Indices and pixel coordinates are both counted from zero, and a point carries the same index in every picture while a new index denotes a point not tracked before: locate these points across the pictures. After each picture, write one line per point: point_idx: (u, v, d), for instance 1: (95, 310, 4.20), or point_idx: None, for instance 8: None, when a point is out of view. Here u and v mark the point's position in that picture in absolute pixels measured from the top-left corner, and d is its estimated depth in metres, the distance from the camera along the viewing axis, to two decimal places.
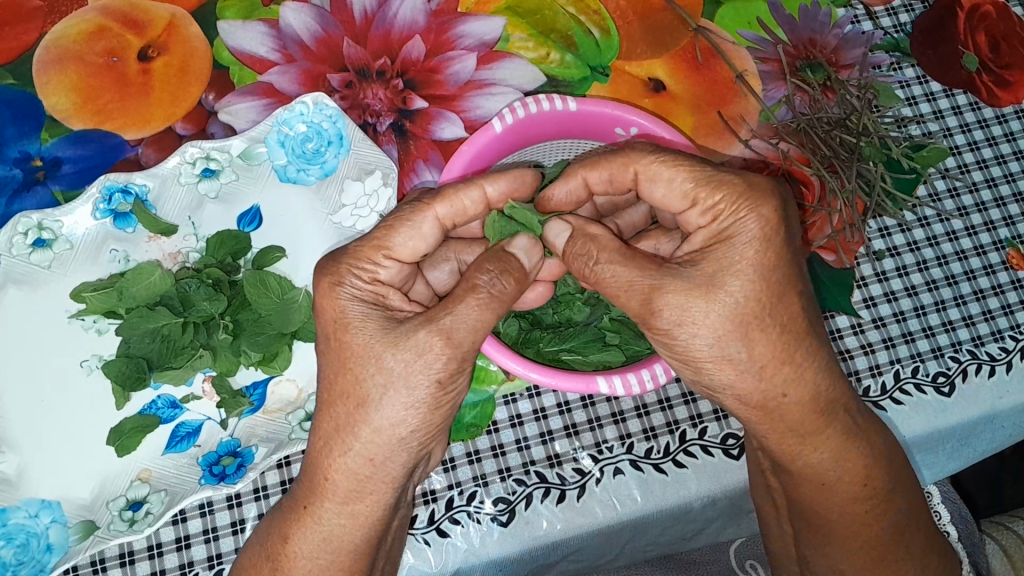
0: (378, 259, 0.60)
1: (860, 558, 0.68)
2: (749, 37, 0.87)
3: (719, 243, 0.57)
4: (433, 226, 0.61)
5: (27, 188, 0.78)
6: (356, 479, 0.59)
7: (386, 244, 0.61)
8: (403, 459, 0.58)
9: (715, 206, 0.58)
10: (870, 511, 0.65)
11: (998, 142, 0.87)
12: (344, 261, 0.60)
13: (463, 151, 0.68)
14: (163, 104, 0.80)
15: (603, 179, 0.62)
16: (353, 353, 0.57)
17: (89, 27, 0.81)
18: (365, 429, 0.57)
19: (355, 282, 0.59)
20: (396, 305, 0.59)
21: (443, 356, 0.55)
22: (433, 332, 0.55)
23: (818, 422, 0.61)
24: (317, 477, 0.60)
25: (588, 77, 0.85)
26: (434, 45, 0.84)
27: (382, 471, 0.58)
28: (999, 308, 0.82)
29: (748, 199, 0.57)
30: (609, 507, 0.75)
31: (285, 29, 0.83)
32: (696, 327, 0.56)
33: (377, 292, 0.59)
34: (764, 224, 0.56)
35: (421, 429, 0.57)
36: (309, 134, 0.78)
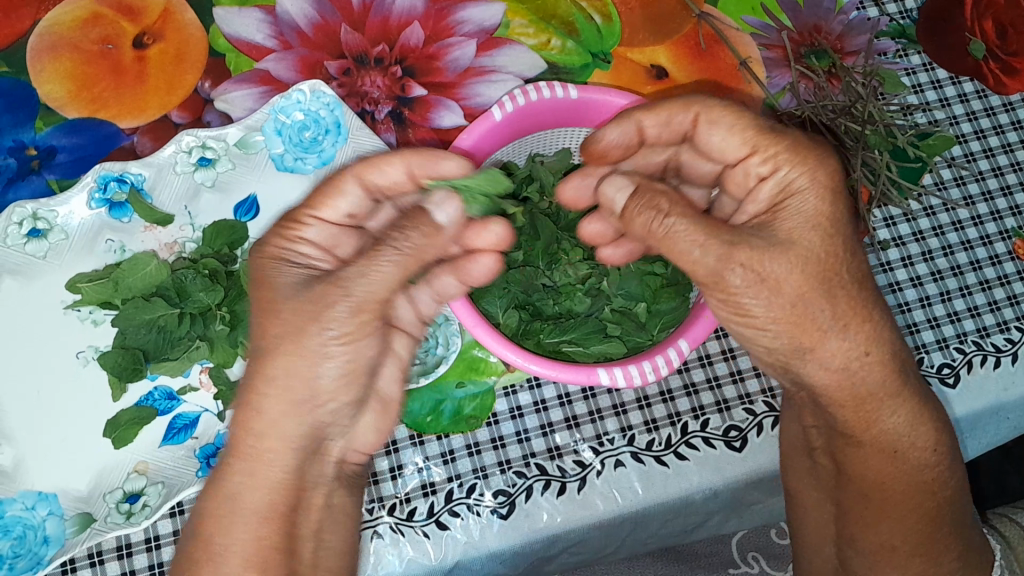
0: (306, 220, 0.60)
1: (913, 533, 0.63)
2: (753, 23, 0.86)
3: (789, 197, 0.58)
4: (353, 188, 0.61)
5: (22, 177, 0.77)
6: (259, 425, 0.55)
7: (314, 206, 0.60)
8: (297, 419, 0.56)
9: (776, 155, 0.59)
10: (935, 478, 0.63)
11: (1004, 131, 0.86)
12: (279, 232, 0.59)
13: (464, 138, 0.67)
14: (160, 91, 0.79)
15: (659, 124, 0.63)
16: (277, 311, 0.55)
17: (84, 13, 0.80)
18: (286, 401, 0.55)
19: (288, 248, 0.58)
20: (316, 262, 0.58)
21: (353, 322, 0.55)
22: (329, 283, 0.55)
23: (893, 385, 0.60)
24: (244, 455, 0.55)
25: (590, 64, 0.83)
26: (433, 32, 0.82)
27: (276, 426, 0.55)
28: (1004, 298, 0.81)
29: (809, 153, 0.58)
30: (610, 499, 0.74)
31: (282, 16, 0.82)
32: (779, 283, 0.55)
33: (297, 250, 0.58)
34: (830, 174, 0.58)
35: (349, 367, 0.57)
36: (306, 123, 0.77)
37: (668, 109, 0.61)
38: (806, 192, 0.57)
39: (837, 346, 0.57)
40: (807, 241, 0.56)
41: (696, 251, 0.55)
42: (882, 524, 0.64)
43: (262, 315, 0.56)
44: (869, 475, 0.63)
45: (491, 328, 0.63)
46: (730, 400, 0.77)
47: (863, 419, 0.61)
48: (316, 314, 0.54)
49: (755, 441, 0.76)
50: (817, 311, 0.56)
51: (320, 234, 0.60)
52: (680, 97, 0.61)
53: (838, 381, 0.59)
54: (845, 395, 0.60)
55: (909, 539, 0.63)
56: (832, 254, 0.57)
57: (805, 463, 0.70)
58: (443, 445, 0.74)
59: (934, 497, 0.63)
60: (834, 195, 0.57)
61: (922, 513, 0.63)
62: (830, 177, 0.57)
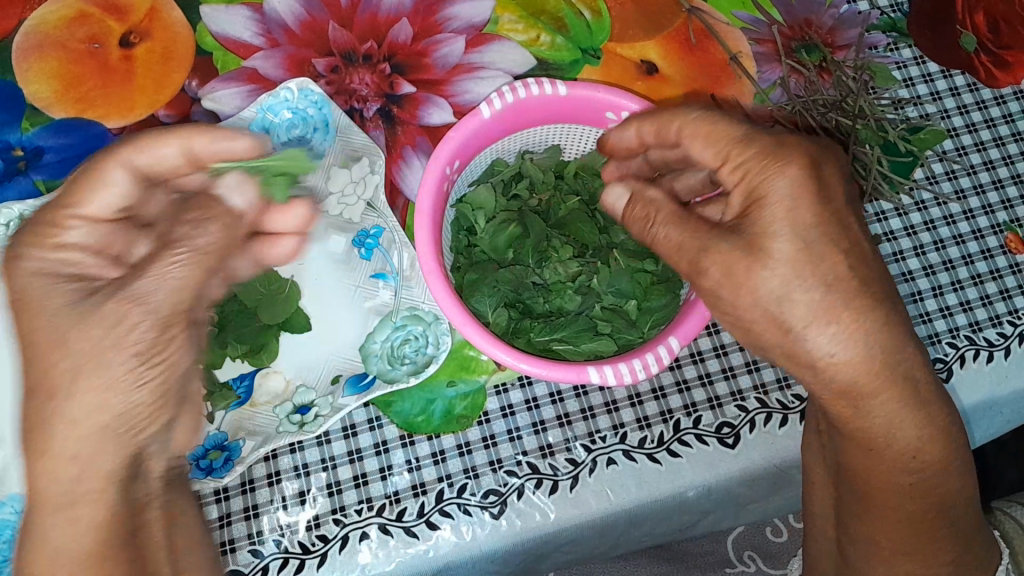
0: (65, 221, 0.55)
1: (903, 543, 0.62)
2: (743, 17, 0.85)
3: (755, 205, 0.54)
4: (121, 170, 0.58)
5: (8, 178, 0.76)
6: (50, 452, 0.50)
7: (71, 205, 0.56)
8: (110, 448, 0.51)
9: (744, 163, 0.55)
10: (914, 483, 0.59)
11: (996, 124, 0.86)
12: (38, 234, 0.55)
13: (452, 138, 0.66)
14: (147, 91, 0.79)
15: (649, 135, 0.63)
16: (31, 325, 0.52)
17: (71, 13, 0.79)
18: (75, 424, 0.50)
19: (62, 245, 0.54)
20: (93, 272, 0.55)
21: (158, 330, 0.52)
22: (120, 300, 0.51)
23: (873, 386, 0.54)
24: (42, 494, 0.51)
25: (580, 60, 0.83)
26: (422, 29, 0.82)
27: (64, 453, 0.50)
28: (997, 292, 0.81)
29: (780, 156, 0.54)
30: (603, 497, 0.74)
31: (270, 13, 0.81)
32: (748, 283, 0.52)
33: (78, 262, 0.55)
34: (794, 184, 0.53)
35: (123, 387, 0.51)
36: (294, 121, 0.76)
37: (648, 123, 0.61)
38: (768, 200, 0.53)
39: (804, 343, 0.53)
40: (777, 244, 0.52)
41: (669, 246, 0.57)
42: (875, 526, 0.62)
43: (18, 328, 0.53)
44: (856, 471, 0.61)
45: (480, 327, 0.62)
46: (722, 396, 0.77)
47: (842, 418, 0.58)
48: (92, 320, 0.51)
49: (748, 437, 0.76)
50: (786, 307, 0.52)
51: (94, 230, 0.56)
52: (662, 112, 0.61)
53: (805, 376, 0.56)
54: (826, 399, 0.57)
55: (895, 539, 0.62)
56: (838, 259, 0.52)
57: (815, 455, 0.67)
58: (434, 444, 0.74)
59: (922, 496, 0.60)
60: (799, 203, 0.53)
61: (911, 510, 0.60)
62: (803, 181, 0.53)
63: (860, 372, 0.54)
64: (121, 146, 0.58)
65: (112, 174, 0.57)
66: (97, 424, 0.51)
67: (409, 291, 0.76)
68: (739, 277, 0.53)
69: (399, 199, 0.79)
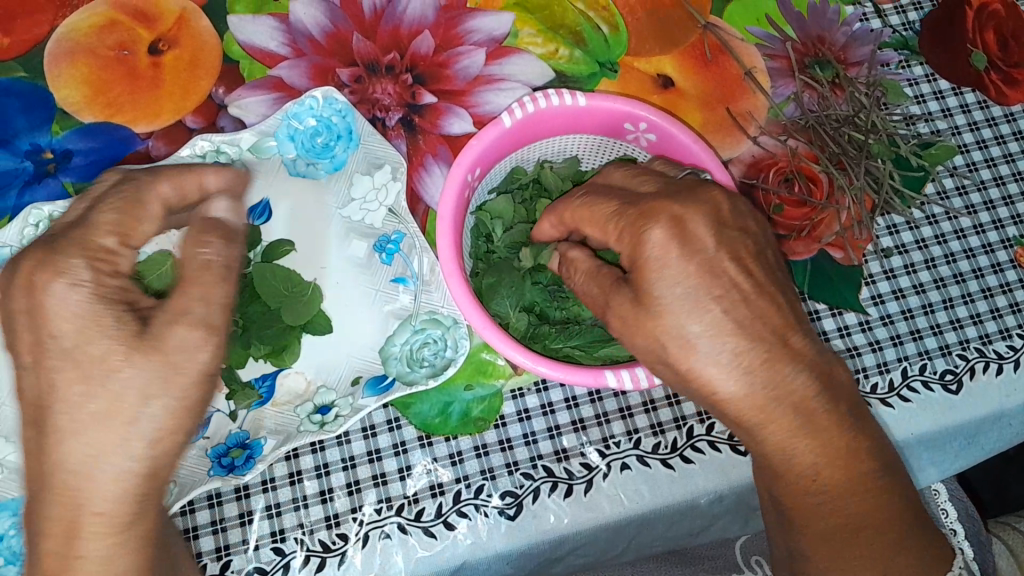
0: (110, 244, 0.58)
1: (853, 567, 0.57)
2: (757, 33, 0.87)
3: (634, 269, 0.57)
4: (156, 204, 0.63)
5: (38, 180, 0.78)
6: (77, 471, 0.52)
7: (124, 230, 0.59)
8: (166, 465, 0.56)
9: (619, 231, 0.59)
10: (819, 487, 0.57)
11: (1006, 141, 0.88)
12: (73, 246, 0.56)
13: (474, 145, 0.67)
14: (174, 97, 0.81)
15: (553, 223, 0.66)
16: (53, 353, 0.53)
17: (101, 20, 0.81)
18: (138, 443, 0.54)
19: (95, 275, 0.55)
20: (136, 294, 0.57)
21: (204, 344, 0.56)
22: (191, 325, 0.55)
23: (757, 417, 0.57)
24: (69, 514, 0.53)
25: (597, 73, 0.85)
26: (443, 41, 0.84)
27: (99, 468, 0.53)
28: (1006, 306, 0.82)
29: (635, 221, 0.57)
30: (616, 501, 0.75)
31: (295, 23, 0.83)
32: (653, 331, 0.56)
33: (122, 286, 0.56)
34: (655, 241, 0.56)
35: (178, 409, 0.55)
36: (319, 129, 0.78)
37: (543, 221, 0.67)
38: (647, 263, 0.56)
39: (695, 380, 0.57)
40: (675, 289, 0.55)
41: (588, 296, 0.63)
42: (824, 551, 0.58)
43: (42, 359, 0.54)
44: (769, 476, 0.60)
45: (501, 330, 0.64)
46: None
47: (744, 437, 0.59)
48: (140, 338, 0.54)
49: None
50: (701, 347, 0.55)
51: (128, 258, 0.59)
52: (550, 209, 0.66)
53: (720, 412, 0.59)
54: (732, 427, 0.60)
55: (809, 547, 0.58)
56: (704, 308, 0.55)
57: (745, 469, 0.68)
58: (451, 446, 0.75)
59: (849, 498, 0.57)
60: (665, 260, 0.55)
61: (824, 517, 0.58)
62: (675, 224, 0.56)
63: (741, 397, 0.56)
64: (160, 180, 0.63)
65: (149, 207, 0.62)
66: (161, 442, 0.55)
67: (429, 296, 0.77)
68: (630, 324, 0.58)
69: (419, 206, 0.81)
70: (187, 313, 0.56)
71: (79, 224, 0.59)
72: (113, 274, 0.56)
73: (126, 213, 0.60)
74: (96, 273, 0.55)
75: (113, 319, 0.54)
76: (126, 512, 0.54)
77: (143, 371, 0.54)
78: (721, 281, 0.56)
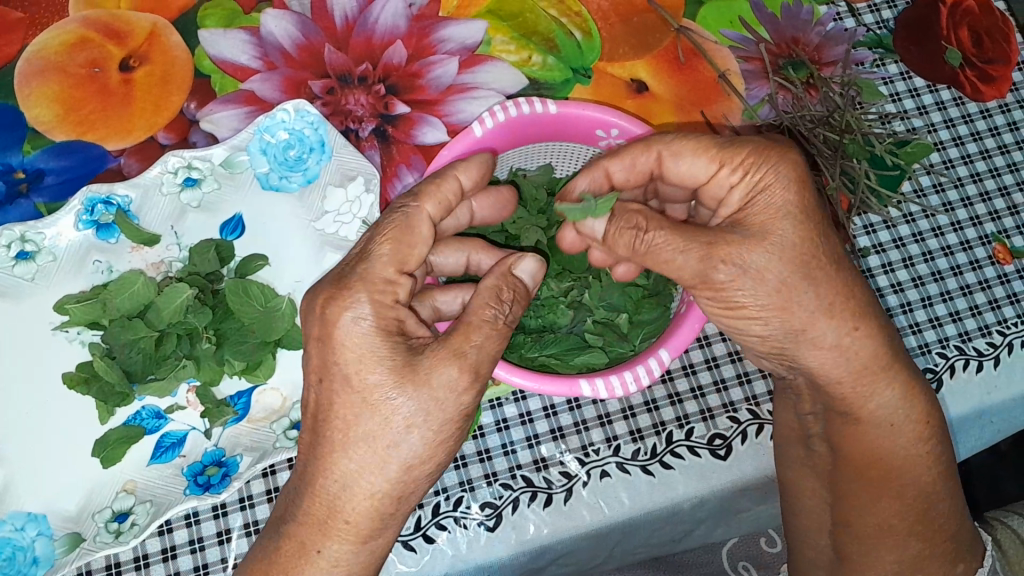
0: (396, 277, 0.56)
1: (908, 511, 0.64)
2: (731, 36, 0.87)
3: (758, 193, 0.58)
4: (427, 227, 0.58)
5: (10, 200, 0.78)
6: (334, 487, 0.56)
7: (405, 255, 0.57)
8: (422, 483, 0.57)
9: (742, 162, 0.59)
10: (930, 453, 0.64)
11: (983, 137, 0.87)
12: (359, 282, 0.55)
13: (445, 155, 0.67)
14: (146, 114, 0.80)
15: (625, 170, 0.63)
16: (338, 378, 0.55)
17: (72, 38, 0.81)
18: (394, 465, 0.55)
19: (377, 308, 0.54)
20: (411, 328, 0.56)
21: (461, 383, 0.54)
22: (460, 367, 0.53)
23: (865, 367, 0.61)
24: (324, 518, 0.56)
25: (571, 79, 0.84)
26: (415, 50, 0.84)
27: (354, 488, 0.55)
28: (986, 302, 0.82)
29: (769, 150, 0.59)
30: (597, 509, 0.75)
31: (266, 36, 0.83)
32: (762, 273, 0.57)
33: (391, 319, 0.55)
34: (794, 165, 0.58)
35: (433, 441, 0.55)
36: (291, 142, 0.78)
37: (629, 153, 0.62)
38: (774, 186, 0.58)
39: (827, 325, 0.59)
40: (784, 229, 0.57)
41: (680, 257, 0.57)
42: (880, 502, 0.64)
43: (344, 383, 0.54)
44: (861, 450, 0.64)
45: None
46: (714, 408, 0.78)
47: (860, 392, 0.62)
48: (410, 370, 0.54)
49: (740, 449, 0.77)
50: (802, 294, 0.58)
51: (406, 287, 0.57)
52: (639, 141, 0.62)
53: (833, 360, 0.60)
54: (849, 367, 0.61)
55: (911, 524, 0.64)
56: (806, 238, 0.57)
57: (799, 450, 0.69)
58: None
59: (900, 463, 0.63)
60: (802, 185, 0.58)
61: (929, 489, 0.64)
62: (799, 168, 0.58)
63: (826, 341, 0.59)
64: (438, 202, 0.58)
65: (422, 231, 0.58)
66: (413, 470, 0.56)
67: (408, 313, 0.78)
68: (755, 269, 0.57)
69: None
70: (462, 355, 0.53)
71: (363, 258, 0.56)
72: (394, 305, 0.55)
73: (400, 240, 0.57)
74: (377, 307, 0.54)
75: (387, 350, 0.54)
76: (368, 526, 0.57)
77: (413, 400, 0.54)
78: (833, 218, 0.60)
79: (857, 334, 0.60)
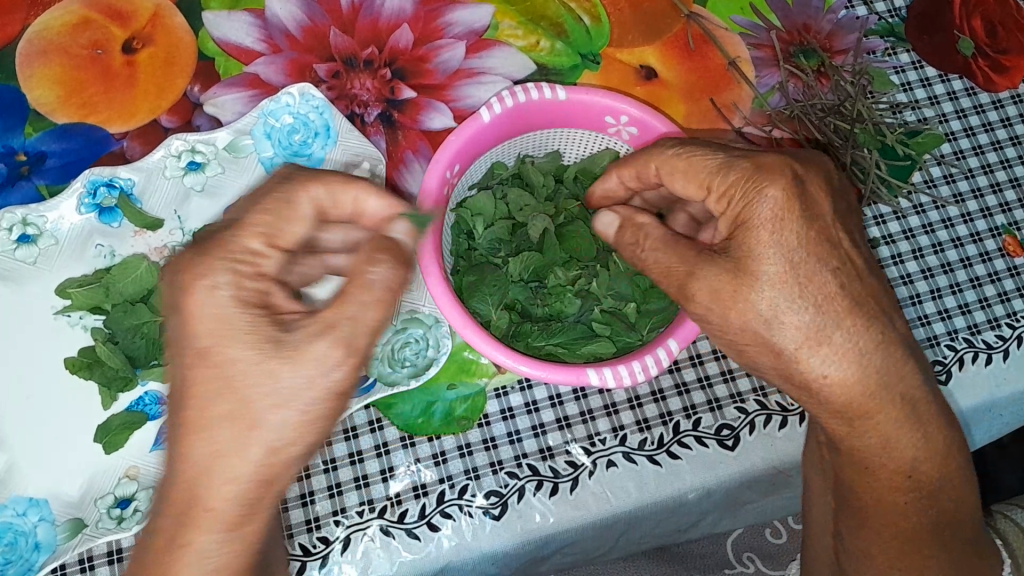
0: (257, 247, 0.53)
1: (887, 548, 0.62)
2: (742, 22, 0.86)
3: (740, 226, 0.56)
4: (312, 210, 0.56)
5: (11, 183, 0.77)
6: (200, 469, 0.50)
7: (268, 230, 0.54)
8: None
9: (728, 191, 0.57)
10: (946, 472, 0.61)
11: (994, 128, 0.86)
12: (214, 252, 0.52)
13: (451, 141, 0.66)
14: (149, 96, 0.79)
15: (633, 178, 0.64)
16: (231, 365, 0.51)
17: (74, 19, 0.80)
18: None
19: (235, 278, 0.52)
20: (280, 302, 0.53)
21: (341, 366, 0.52)
22: (333, 343, 0.51)
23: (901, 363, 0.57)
24: (184, 505, 0.51)
25: (579, 64, 0.84)
26: (422, 34, 0.82)
27: (221, 467, 0.50)
28: (995, 295, 0.81)
29: (757, 180, 0.56)
30: (603, 499, 0.74)
31: (271, 18, 0.82)
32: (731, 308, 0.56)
33: (258, 289, 0.52)
34: (777, 203, 0.55)
35: (302, 423, 0.52)
36: (296, 126, 0.77)
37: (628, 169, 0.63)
38: (756, 216, 0.55)
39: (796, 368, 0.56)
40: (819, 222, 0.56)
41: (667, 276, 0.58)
42: (865, 532, 0.62)
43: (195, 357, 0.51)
44: (853, 487, 0.62)
45: (481, 329, 0.62)
46: (722, 399, 0.77)
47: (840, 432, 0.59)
48: (277, 348, 0.51)
49: (797, 430, 0.77)
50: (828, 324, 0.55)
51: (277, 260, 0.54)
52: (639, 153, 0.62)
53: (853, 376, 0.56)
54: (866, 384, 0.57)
55: (890, 558, 0.61)
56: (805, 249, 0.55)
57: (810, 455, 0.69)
58: (435, 446, 0.74)
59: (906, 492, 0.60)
60: (782, 223, 0.55)
61: (917, 530, 0.61)
62: (781, 202, 0.55)
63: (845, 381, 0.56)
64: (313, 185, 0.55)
65: (302, 210, 0.55)
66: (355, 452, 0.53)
67: (410, 295, 0.75)
68: (726, 298, 0.56)
69: None
70: (333, 327, 0.51)
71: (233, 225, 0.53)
72: (254, 276, 0.52)
73: (275, 216, 0.54)
74: (237, 277, 0.52)
75: (250, 335, 0.51)
76: (242, 509, 0.52)
77: (288, 382, 0.51)
78: (832, 247, 0.56)
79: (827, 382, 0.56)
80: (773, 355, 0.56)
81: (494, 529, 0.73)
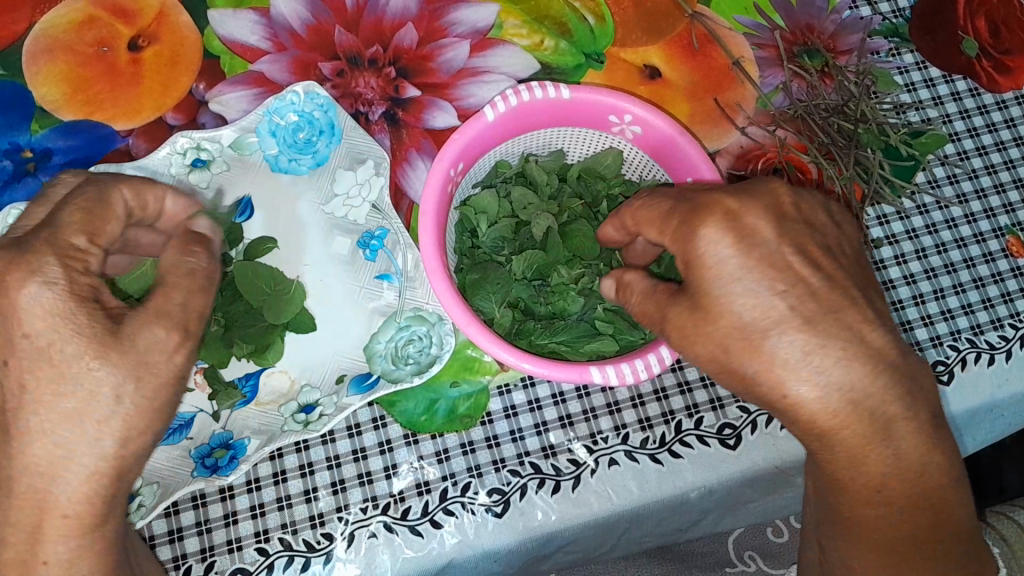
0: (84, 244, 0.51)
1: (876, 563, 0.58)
2: (746, 22, 0.86)
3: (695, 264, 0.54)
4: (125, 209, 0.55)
5: (16, 180, 0.77)
6: (41, 475, 0.49)
7: (95, 228, 0.52)
8: None
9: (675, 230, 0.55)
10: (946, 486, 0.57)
11: (997, 128, 0.86)
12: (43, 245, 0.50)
13: (457, 139, 0.66)
14: (154, 94, 0.79)
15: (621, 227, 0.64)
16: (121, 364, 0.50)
17: (80, 16, 0.80)
18: None
19: (68, 271, 0.50)
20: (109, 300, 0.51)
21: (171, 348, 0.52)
22: (168, 328, 0.52)
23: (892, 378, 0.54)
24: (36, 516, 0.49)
25: (583, 64, 0.84)
26: (425, 33, 0.83)
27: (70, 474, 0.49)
28: (999, 295, 0.81)
29: (695, 217, 0.54)
30: (605, 497, 0.74)
31: (276, 17, 0.82)
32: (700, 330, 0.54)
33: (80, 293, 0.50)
34: (727, 233, 0.53)
35: (145, 409, 0.51)
36: (300, 124, 0.77)
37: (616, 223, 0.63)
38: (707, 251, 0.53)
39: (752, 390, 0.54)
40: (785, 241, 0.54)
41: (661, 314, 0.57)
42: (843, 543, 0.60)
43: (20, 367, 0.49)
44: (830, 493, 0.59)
45: (484, 327, 0.62)
46: (724, 398, 0.77)
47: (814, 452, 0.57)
48: (115, 340, 0.50)
49: None
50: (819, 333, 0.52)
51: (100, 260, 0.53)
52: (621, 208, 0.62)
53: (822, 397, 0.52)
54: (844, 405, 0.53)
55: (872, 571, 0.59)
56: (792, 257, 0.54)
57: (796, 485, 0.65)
58: (438, 443, 0.75)
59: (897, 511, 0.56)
60: (739, 247, 0.53)
61: (897, 541, 0.57)
62: (732, 232, 0.53)
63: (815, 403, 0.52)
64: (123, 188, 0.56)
65: (117, 211, 0.54)
66: None
67: (413, 292, 0.76)
68: (689, 332, 0.55)
69: (404, 201, 0.80)
70: (165, 315, 0.52)
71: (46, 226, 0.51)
72: (85, 272, 0.51)
73: (91, 212, 0.52)
74: (71, 274, 0.50)
75: (83, 317, 0.49)
76: (94, 514, 0.50)
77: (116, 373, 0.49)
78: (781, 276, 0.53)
79: (789, 403, 0.53)
80: (737, 383, 0.55)
81: (496, 526, 0.73)
